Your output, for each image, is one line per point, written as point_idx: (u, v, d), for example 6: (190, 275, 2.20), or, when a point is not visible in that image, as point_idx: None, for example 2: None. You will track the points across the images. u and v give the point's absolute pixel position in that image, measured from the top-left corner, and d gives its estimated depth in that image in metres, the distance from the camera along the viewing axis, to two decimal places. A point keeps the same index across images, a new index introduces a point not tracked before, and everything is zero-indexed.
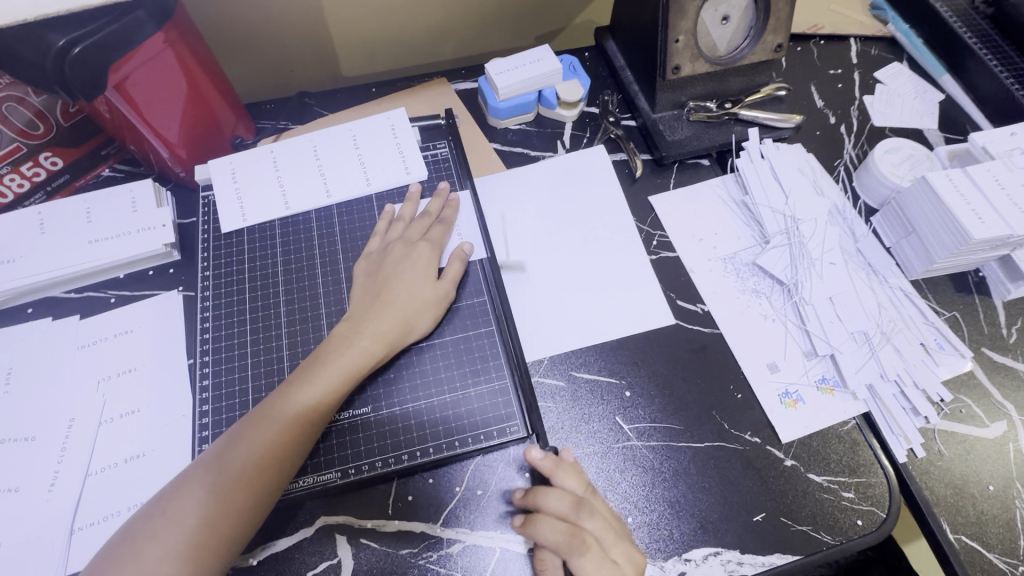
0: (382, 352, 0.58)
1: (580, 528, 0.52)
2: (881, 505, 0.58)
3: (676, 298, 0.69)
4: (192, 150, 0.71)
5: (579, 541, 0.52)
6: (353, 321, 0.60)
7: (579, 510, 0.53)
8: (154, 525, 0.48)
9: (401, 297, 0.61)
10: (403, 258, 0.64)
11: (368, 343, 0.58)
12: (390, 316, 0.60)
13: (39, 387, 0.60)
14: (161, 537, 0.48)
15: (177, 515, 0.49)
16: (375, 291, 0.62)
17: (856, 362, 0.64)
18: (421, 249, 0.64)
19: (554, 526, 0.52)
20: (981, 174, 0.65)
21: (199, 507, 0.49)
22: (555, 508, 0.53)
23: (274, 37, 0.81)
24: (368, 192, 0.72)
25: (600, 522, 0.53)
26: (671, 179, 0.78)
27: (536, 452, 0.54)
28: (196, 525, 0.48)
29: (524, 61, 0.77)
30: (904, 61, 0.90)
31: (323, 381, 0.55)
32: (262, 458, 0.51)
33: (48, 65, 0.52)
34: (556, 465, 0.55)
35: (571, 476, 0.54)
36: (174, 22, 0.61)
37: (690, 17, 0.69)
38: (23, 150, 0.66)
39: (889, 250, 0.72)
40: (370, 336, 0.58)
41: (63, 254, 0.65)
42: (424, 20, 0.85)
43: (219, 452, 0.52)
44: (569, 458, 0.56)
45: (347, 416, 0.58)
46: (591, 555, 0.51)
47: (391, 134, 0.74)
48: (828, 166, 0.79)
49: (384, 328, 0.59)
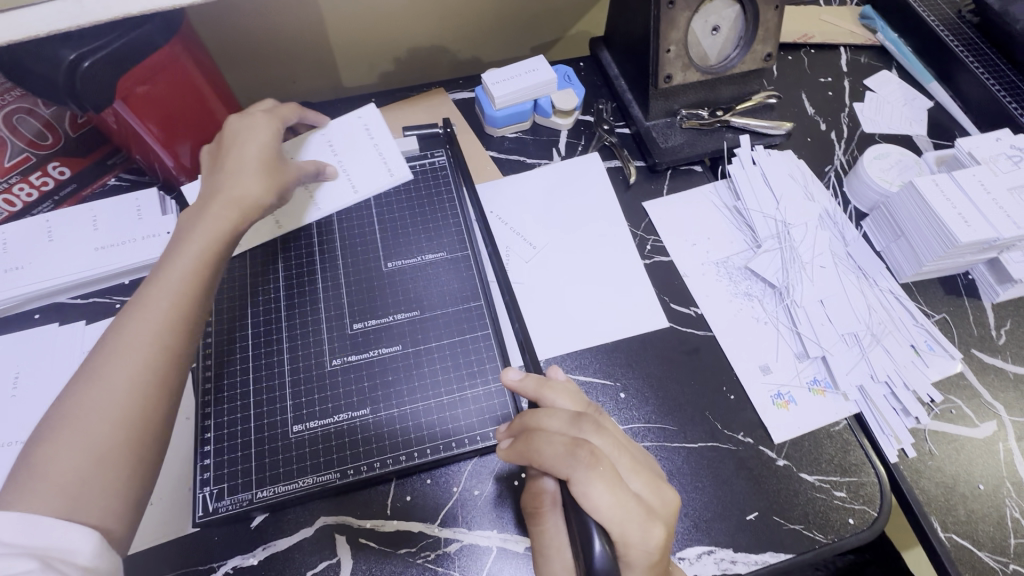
0: (233, 220, 0.58)
1: (583, 440, 0.47)
2: (873, 503, 0.59)
3: (670, 301, 0.70)
4: (196, 160, 0.73)
5: (583, 451, 0.46)
6: (208, 189, 0.60)
7: (578, 423, 0.50)
8: (53, 432, 0.46)
9: (249, 152, 0.62)
10: (243, 129, 0.64)
11: (220, 210, 0.58)
12: (232, 185, 0.60)
13: (45, 392, 0.61)
14: (62, 444, 0.45)
15: (75, 416, 0.46)
16: (229, 163, 0.61)
17: (847, 363, 0.65)
18: (260, 120, 0.65)
19: (553, 439, 0.48)
20: (967, 178, 0.67)
21: (90, 408, 0.46)
22: (550, 424, 0.50)
23: (277, 49, 0.83)
24: (355, 199, 0.73)
25: (604, 437, 0.49)
26: (665, 185, 0.79)
27: (514, 375, 0.54)
28: (111, 423, 0.46)
29: (520, 71, 0.79)
30: (893, 68, 0.92)
31: (162, 279, 0.53)
32: (134, 354, 0.49)
33: (59, 79, 0.53)
34: (543, 387, 0.54)
35: (561, 396, 0.53)
36: (181, 36, 0.63)
37: (681, 27, 0.71)
38: (32, 160, 0.68)
39: (879, 253, 0.73)
40: (223, 203, 0.58)
41: (70, 261, 0.66)
42: (423, 31, 0.87)
43: (101, 355, 0.49)
44: (557, 379, 0.55)
45: (318, 424, 0.59)
46: (599, 467, 0.46)
47: (366, 133, 0.75)
48: (819, 172, 0.80)
49: (232, 194, 0.59)
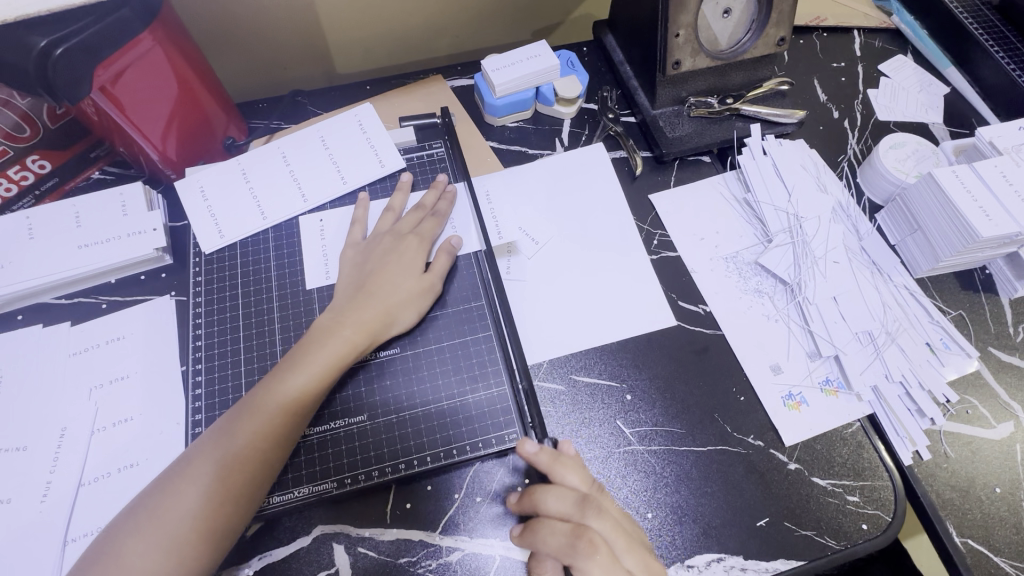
0: (369, 334, 0.58)
1: (584, 527, 0.49)
2: (887, 509, 0.57)
3: (678, 298, 0.68)
4: (181, 152, 0.70)
5: (583, 541, 0.48)
6: (335, 311, 0.60)
7: (582, 508, 0.50)
8: (156, 502, 0.49)
9: (395, 272, 0.62)
10: (389, 253, 0.64)
11: (351, 334, 0.58)
12: (374, 307, 0.60)
13: (30, 397, 0.59)
14: (146, 535, 0.48)
15: (174, 498, 0.49)
16: (364, 284, 0.61)
17: (861, 363, 0.63)
18: (410, 243, 0.65)
19: (555, 528, 0.49)
20: (988, 169, 0.64)
21: (191, 497, 0.49)
22: (555, 506, 0.51)
23: (267, 34, 0.80)
24: (344, 190, 0.71)
25: (606, 520, 0.50)
26: (672, 177, 0.76)
27: (530, 446, 0.52)
28: (196, 518, 0.48)
29: (521, 57, 0.75)
30: (908, 53, 0.89)
31: (308, 368, 0.55)
32: (246, 451, 0.51)
33: (30, 67, 0.50)
34: (555, 461, 0.52)
35: (571, 471, 0.52)
36: (161, 20, 0.60)
37: (691, 10, 0.67)
38: (10, 154, 0.65)
39: (894, 247, 0.71)
40: (353, 326, 0.58)
41: (53, 259, 0.63)
42: (420, 15, 0.83)
43: (220, 436, 0.52)
44: (569, 453, 0.54)
45: (316, 432, 0.57)
46: (598, 555, 0.47)
47: (359, 129, 0.74)
48: (831, 162, 0.78)
49: (366, 319, 0.59)
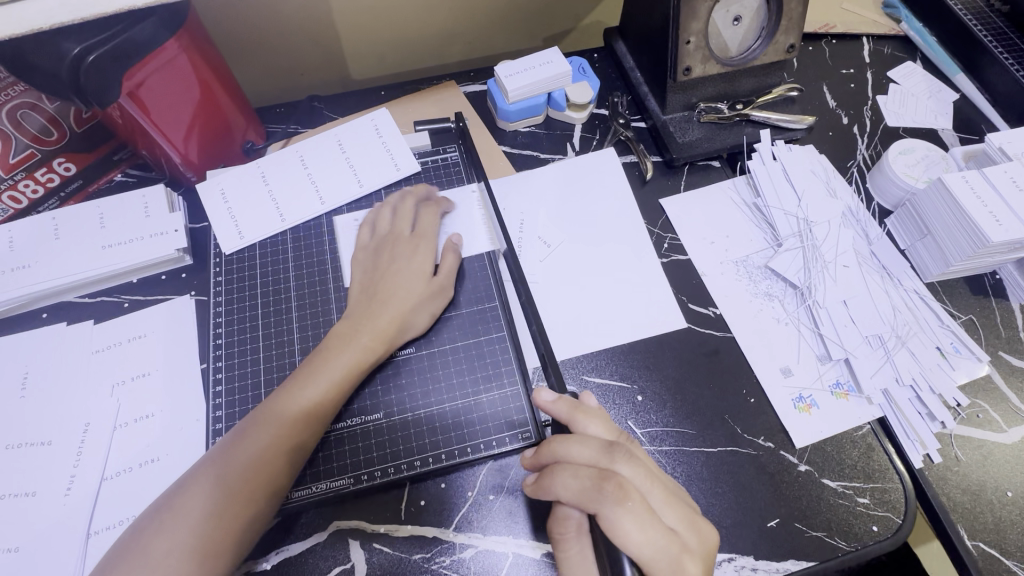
0: (388, 338, 0.60)
1: (610, 472, 0.48)
2: (898, 511, 0.57)
3: (688, 301, 0.68)
4: (203, 155, 0.72)
5: (610, 485, 0.47)
6: (354, 314, 0.61)
7: (609, 454, 0.49)
8: (180, 500, 0.50)
9: (411, 274, 0.63)
10: (406, 254, 0.65)
11: (370, 339, 0.59)
12: (391, 311, 0.61)
13: (53, 393, 0.60)
14: (169, 533, 0.49)
15: (197, 496, 0.50)
16: (380, 285, 0.63)
17: (871, 366, 0.63)
18: (425, 246, 0.66)
19: (579, 472, 0.49)
20: (998, 175, 0.64)
21: (214, 495, 0.50)
22: (579, 453, 0.50)
23: (285, 40, 0.81)
24: (360, 193, 0.72)
25: (635, 467, 0.49)
26: (682, 181, 0.77)
27: (548, 396, 0.53)
28: (218, 515, 0.50)
29: (534, 63, 0.77)
30: (917, 60, 0.89)
31: (328, 371, 0.57)
32: (268, 451, 0.52)
33: (63, 73, 0.52)
34: (575, 411, 0.53)
35: (593, 421, 0.52)
36: (187, 28, 0.61)
37: (702, 18, 0.68)
38: (37, 157, 0.67)
39: (904, 251, 0.71)
40: (370, 334, 0.59)
41: (77, 259, 0.65)
42: (434, 23, 0.85)
43: (244, 436, 0.53)
44: (590, 405, 0.54)
45: (335, 430, 0.59)
46: (627, 501, 0.46)
47: (374, 133, 0.76)
48: (841, 167, 0.78)
49: (384, 323, 0.60)
